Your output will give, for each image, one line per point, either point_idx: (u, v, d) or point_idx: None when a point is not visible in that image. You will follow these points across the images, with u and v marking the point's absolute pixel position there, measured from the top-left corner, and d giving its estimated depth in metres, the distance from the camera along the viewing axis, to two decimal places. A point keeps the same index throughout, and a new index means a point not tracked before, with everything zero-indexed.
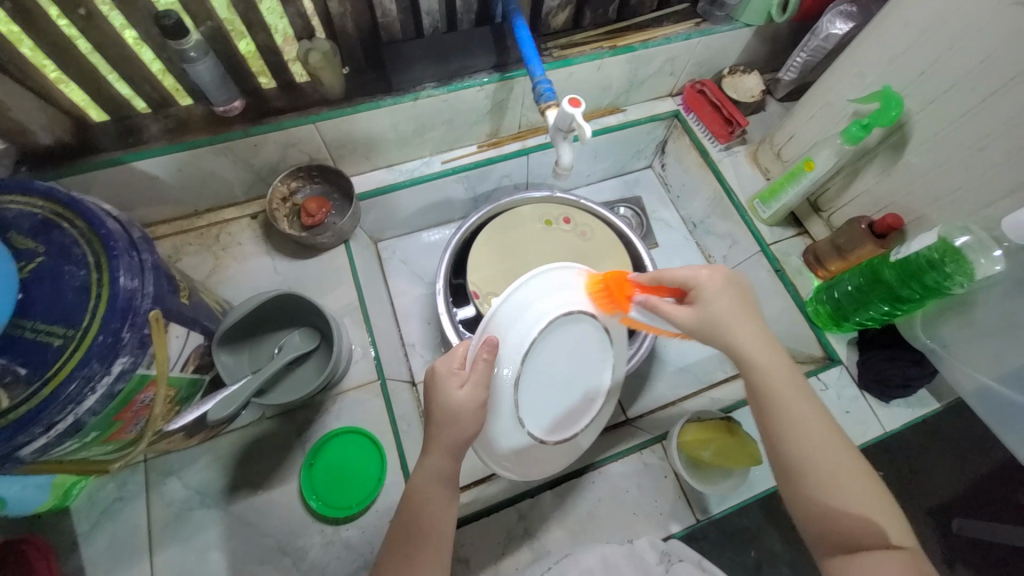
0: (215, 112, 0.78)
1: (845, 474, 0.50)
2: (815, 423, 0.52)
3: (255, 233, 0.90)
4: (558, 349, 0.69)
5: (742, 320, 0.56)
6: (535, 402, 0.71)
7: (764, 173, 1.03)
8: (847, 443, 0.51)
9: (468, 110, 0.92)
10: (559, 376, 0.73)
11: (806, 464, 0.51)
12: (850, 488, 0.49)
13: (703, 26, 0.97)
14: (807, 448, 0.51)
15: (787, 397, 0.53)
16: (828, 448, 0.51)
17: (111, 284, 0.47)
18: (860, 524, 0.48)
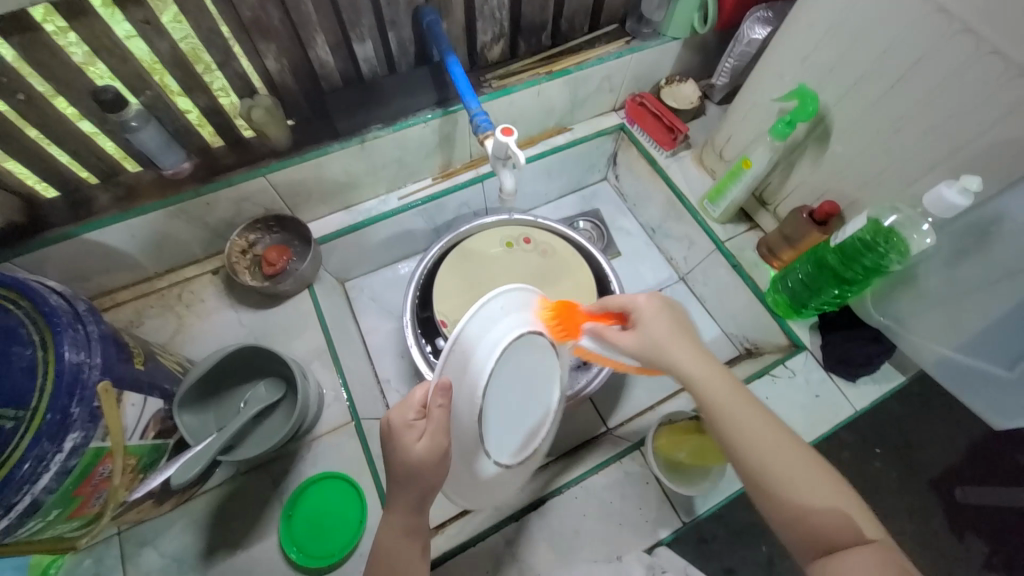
0: (165, 176, 0.80)
1: (803, 474, 0.51)
2: (765, 429, 0.54)
3: (218, 288, 0.91)
4: (518, 373, 0.66)
5: (682, 340, 0.59)
6: (499, 430, 0.68)
7: (711, 174, 1.07)
8: (795, 441, 0.54)
9: (417, 146, 0.94)
10: (520, 400, 0.70)
11: (767, 472, 0.52)
12: (809, 483, 0.51)
13: (633, 43, 1.01)
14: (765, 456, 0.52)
15: (735, 409, 0.55)
16: (779, 452, 0.52)
17: (57, 360, 0.47)
18: (831, 519, 0.49)
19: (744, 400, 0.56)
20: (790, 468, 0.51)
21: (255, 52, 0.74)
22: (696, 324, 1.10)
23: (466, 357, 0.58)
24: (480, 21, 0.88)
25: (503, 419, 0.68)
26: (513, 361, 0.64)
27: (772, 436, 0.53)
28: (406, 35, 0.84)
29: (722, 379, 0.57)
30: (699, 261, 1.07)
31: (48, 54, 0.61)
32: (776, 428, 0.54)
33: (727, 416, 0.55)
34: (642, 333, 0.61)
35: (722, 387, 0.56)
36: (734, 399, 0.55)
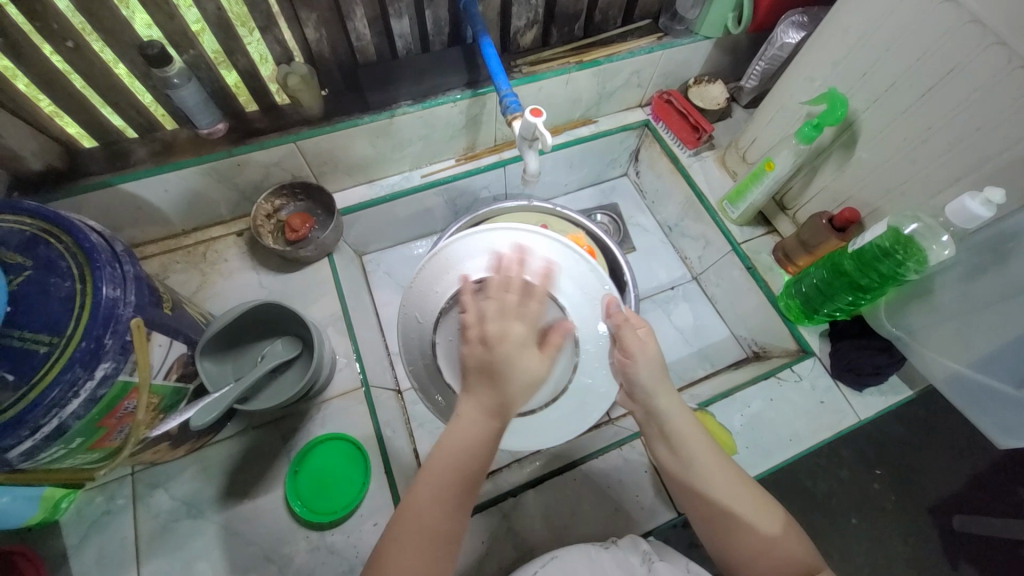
0: (201, 135, 0.82)
1: (740, 500, 0.59)
2: (714, 460, 0.61)
3: (241, 249, 0.93)
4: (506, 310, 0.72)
5: (663, 390, 0.63)
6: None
7: (732, 176, 1.07)
8: (746, 482, 0.61)
9: (444, 125, 0.96)
10: None
11: (704, 493, 0.60)
12: (761, 520, 0.59)
13: (665, 39, 1.02)
14: (708, 485, 0.60)
15: (690, 443, 0.62)
16: (737, 494, 0.60)
17: (96, 293, 0.50)
18: (784, 552, 0.57)
19: (699, 437, 0.62)
20: (747, 506, 0.59)
21: (296, 20, 0.76)
22: (705, 324, 1.10)
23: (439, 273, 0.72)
24: (515, 6, 0.89)
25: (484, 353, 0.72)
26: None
27: (722, 469, 0.61)
28: (443, 15, 0.85)
29: (685, 418, 0.63)
30: (714, 261, 1.08)
31: (97, 2, 0.63)
32: (723, 461, 0.62)
33: (695, 461, 0.61)
34: (642, 365, 0.63)
35: (683, 423, 0.63)
36: (694, 437, 0.62)
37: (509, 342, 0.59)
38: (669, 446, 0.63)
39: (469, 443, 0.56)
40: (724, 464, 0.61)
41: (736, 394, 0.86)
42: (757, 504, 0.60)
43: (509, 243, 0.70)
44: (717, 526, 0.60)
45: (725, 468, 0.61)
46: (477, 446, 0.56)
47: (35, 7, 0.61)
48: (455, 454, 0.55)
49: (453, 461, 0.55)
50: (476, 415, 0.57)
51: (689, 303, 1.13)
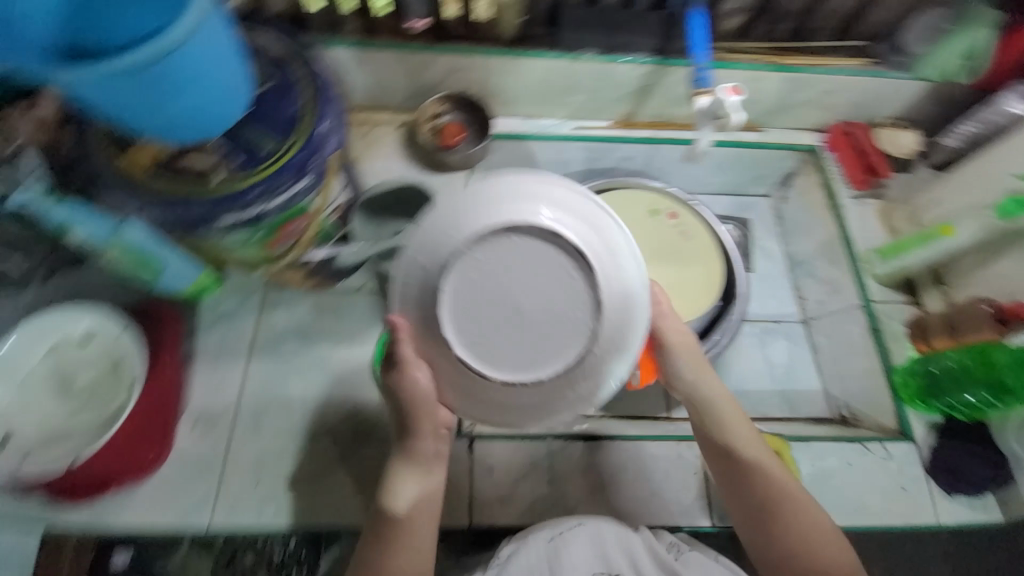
0: (405, 25, 0.90)
1: (801, 508, 0.65)
2: (777, 467, 0.67)
3: (397, 139, 1.01)
4: (524, 271, 0.56)
5: (713, 385, 0.72)
6: (534, 355, 0.55)
7: (890, 231, 1.01)
8: (790, 472, 0.68)
9: (617, 85, 0.97)
10: (544, 315, 0.56)
11: (772, 501, 0.65)
12: (808, 506, 0.65)
13: (873, 67, 0.95)
14: (770, 491, 0.66)
15: (753, 454, 0.68)
16: (785, 480, 0.66)
17: (315, 121, 0.58)
18: (828, 538, 0.64)
19: (762, 449, 0.68)
20: (795, 493, 0.66)
21: None
22: (799, 370, 1.03)
23: (451, 210, 0.57)
24: None
25: (491, 322, 0.56)
26: (513, 250, 0.56)
27: (769, 459, 0.68)
28: None
29: (744, 426, 0.70)
30: (833, 311, 1.01)
31: None
32: (788, 472, 0.67)
33: (744, 447, 0.68)
34: (682, 351, 0.72)
35: (743, 436, 0.69)
36: (764, 453, 0.68)
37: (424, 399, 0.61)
38: (732, 458, 0.68)
39: (422, 506, 0.65)
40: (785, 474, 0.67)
41: (813, 442, 0.82)
42: (818, 516, 0.65)
43: (508, 186, 0.57)
44: (779, 535, 0.65)
45: (788, 477, 0.67)
46: (427, 505, 0.65)
47: None
48: (415, 516, 0.64)
49: (414, 517, 0.64)
50: (422, 475, 0.65)
51: (790, 343, 1.05)
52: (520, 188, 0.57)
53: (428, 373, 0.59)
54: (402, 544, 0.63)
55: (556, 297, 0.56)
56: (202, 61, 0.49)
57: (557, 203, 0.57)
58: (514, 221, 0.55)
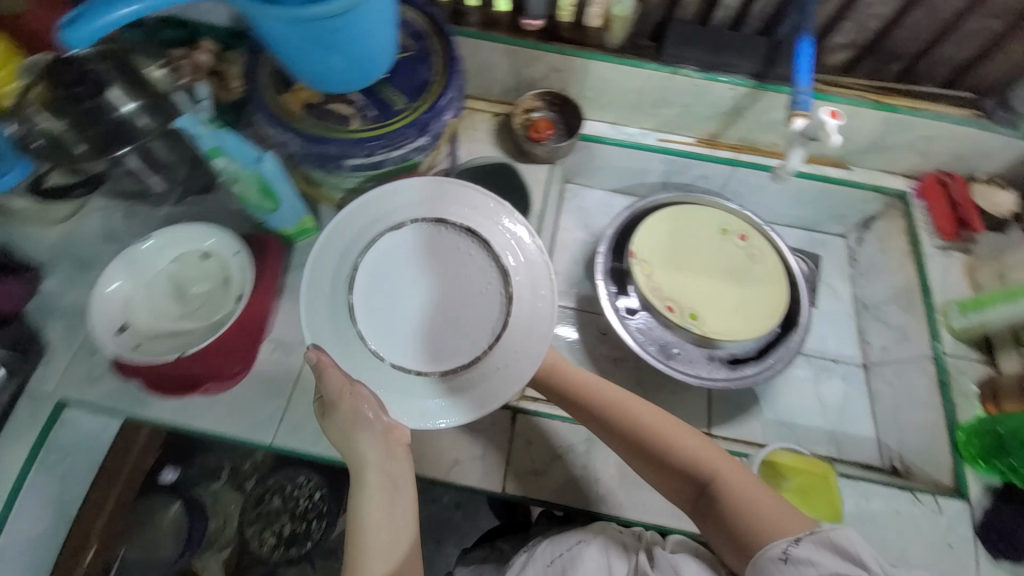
0: (521, 23, 0.97)
1: (721, 472, 0.64)
2: (689, 435, 0.68)
3: (489, 127, 1.09)
4: (406, 265, 0.72)
5: (568, 370, 0.76)
6: (423, 333, 0.70)
7: (973, 288, 0.96)
8: (719, 451, 0.67)
9: (709, 103, 1.00)
10: (425, 304, 0.71)
11: (684, 463, 0.66)
12: (743, 485, 0.62)
13: (980, 119, 0.93)
14: (686, 459, 0.66)
15: (595, 398, 0.73)
16: (707, 457, 0.65)
17: (443, 90, 0.66)
18: (777, 522, 0.58)
19: (643, 406, 0.71)
20: (725, 473, 0.64)
21: None
22: (852, 416, 0.99)
23: (384, 306, 0.71)
24: (845, 23, 0.89)
25: (391, 309, 0.71)
26: (402, 252, 0.72)
27: (690, 439, 0.67)
28: (774, 4, 0.90)
29: (604, 387, 0.74)
30: (899, 359, 0.98)
31: None
32: (677, 422, 0.69)
33: (660, 434, 0.68)
34: (588, 373, 0.76)
35: (611, 391, 0.73)
36: (617, 399, 0.72)
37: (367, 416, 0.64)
38: (632, 432, 0.69)
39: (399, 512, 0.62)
40: (698, 439, 0.68)
41: (860, 482, 0.81)
42: (744, 478, 0.63)
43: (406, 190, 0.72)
44: (709, 504, 0.63)
45: (701, 440, 0.68)
46: (400, 519, 0.61)
47: None
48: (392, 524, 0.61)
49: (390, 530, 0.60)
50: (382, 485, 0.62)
51: (846, 386, 1.02)
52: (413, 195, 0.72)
53: (357, 390, 0.65)
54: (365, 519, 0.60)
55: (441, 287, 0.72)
56: (380, 22, 0.58)
57: (416, 203, 0.73)
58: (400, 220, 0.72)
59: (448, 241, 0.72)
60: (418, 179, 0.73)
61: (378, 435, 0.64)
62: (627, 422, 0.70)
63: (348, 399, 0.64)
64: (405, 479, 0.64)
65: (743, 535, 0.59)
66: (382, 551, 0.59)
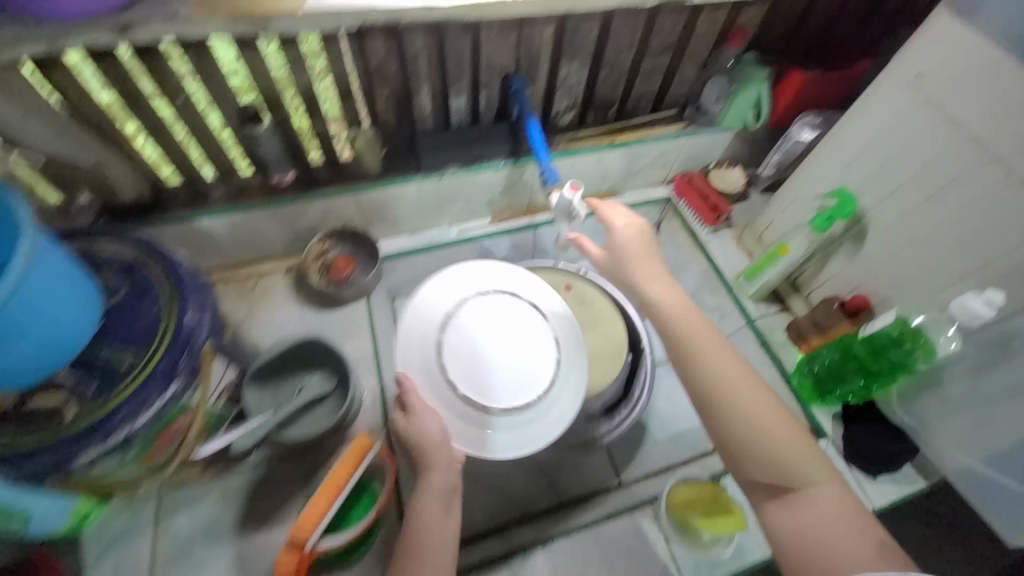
0: (270, 182, 0.92)
1: (784, 438, 0.64)
2: (774, 415, 0.65)
3: (287, 287, 1.01)
4: (473, 329, 0.83)
5: (642, 258, 0.79)
6: (487, 382, 0.80)
7: (748, 255, 1.13)
8: (779, 411, 0.65)
9: (485, 188, 1.05)
10: (496, 345, 0.83)
11: (750, 432, 0.64)
12: (790, 447, 0.63)
13: (689, 128, 1.13)
14: (753, 426, 0.64)
15: (687, 332, 0.71)
16: (762, 415, 0.65)
17: (178, 319, 0.57)
18: (799, 473, 0.62)
19: (739, 374, 0.68)
20: (773, 435, 0.64)
21: (370, 93, 0.87)
22: None
23: (452, 357, 0.81)
24: (558, 93, 1.01)
25: (463, 362, 0.81)
26: (482, 316, 0.84)
27: (748, 392, 0.66)
28: (494, 96, 0.97)
29: (679, 323, 0.72)
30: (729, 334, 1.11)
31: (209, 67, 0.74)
32: (768, 400, 0.66)
33: (714, 372, 0.67)
34: (638, 254, 0.79)
35: (697, 337, 0.71)
36: (719, 367, 0.68)
37: (427, 435, 0.73)
38: (697, 379, 0.68)
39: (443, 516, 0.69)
40: (779, 412, 0.65)
41: None
42: (807, 457, 0.63)
43: (470, 273, 0.87)
44: (768, 469, 0.63)
45: (787, 420, 0.65)
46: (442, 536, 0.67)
47: (159, 70, 0.72)
48: (448, 530, 0.68)
49: (448, 533, 0.68)
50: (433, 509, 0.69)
51: None
52: (481, 272, 0.87)
53: (429, 426, 0.74)
54: (414, 555, 0.65)
55: (512, 338, 0.84)
56: (60, 279, 0.50)
57: (498, 276, 0.88)
58: (458, 293, 0.85)
59: (517, 301, 0.86)
60: (464, 263, 0.87)
61: (443, 467, 0.72)
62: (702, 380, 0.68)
63: (413, 421, 0.74)
64: (454, 531, 0.69)
65: (789, 508, 0.61)
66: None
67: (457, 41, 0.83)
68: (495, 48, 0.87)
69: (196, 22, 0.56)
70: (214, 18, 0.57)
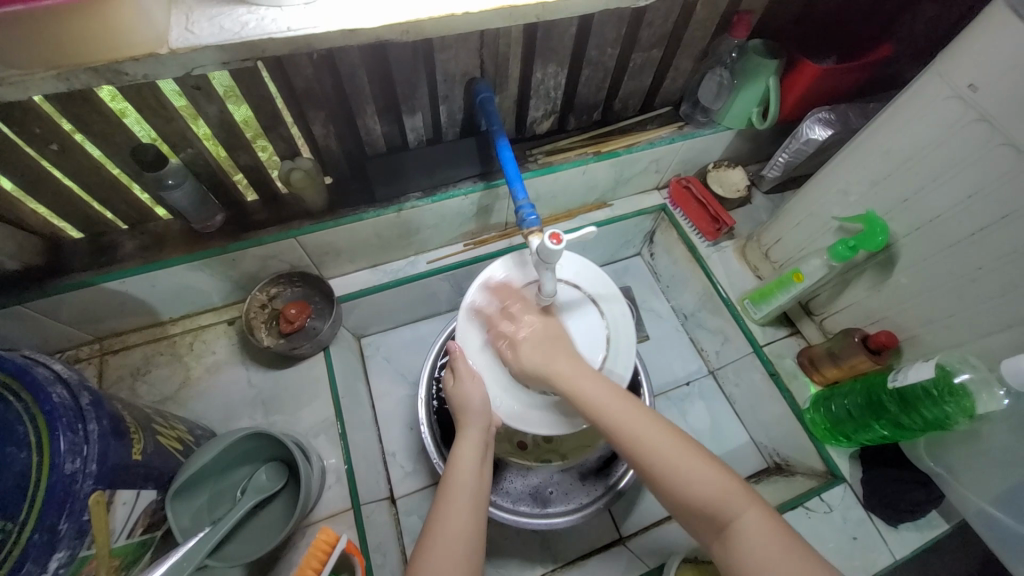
0: (194, 229, 0.77)
1: (694, 474, 0.56)
2: (669, 442, 0.58)
3: (231, 340, 0.89)
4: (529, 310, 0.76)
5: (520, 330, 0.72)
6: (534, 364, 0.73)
7: (753, 271, 1.01)
8: (674, 436, 0.59)
9: (453, 214, 0.91)
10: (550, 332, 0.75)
11: (657, 472, 0.57)
12: (693, 473, 0.56)
13: (685, 129, 0.98)
14: (665, 471, 0.57)
15: (587, 388, 0.64)
16: (657, 445, 0.58)
17: (52, 470, 0.44)
18: (707, 497, 0.54)
19: (637, 413, 0.61)
20: (673, 463, 0.57)
21: (304, 117, 0.71)
22: (723, 427, 1.02)
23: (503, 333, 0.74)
24: (533, 99, 0.85)
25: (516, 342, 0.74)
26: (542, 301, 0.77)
27: (645, 425, 0.60)
28: (457, 109, 0.81)
29: (582, 386, 0.64)
30: (732, 359, 1.01)
31: (89, 108, 0.59)
32: (676, 438, 0.59)
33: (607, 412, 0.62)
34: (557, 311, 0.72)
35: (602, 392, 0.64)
36: (617, 419, 0.61)
37: (475, 402, 0.70)
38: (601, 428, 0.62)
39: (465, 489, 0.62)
40: (684, 447, 0.58)
41: None
42: (724, 487, 0.55)
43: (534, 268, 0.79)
44: (690, 512, 0.55)
45: (691, 450, 0.58)
46: (467, 522, 0.59)
47: (18, 115, 0.56)
48: (462, 520, 0.59)
49: (463, 522, 0.59)
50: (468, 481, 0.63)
51: (705, 401, 1.05)
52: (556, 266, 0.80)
53: (474, 389, 0.70)
54: (446, 502, 0.61)
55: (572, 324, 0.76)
56: None
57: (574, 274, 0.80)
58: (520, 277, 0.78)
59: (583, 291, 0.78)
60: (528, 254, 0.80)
61: (479, 428, 0.68)
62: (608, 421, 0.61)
63: (465, 387, 0.70)
64: (486, 487, 0.65)
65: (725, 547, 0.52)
66: (446, 561, 0.55)
67: (404, 50, 0.67)
68: (453, 54, 0.71)
69: (19, 77, 0.41)
70: (45, 70, 0.41)
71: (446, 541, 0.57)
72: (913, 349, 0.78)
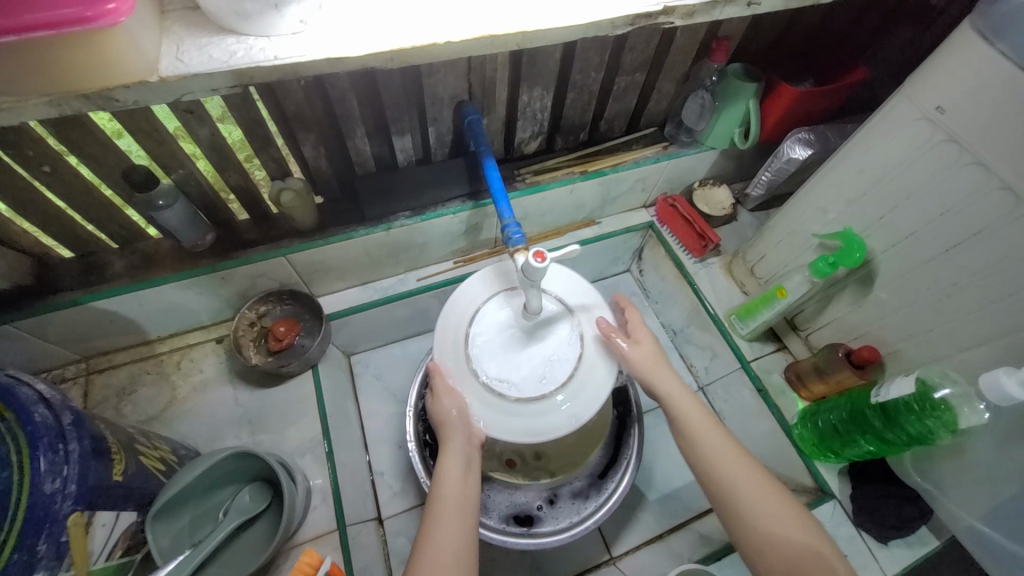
0: (183, 248, 0.78)
1: (790, 527, 0.57)
2: (754, 484, 0.61)
3: (219, 358, 0.89)
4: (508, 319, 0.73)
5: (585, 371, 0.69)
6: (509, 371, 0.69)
7: (740, 287, 1.02)
8: (765, 480, 0.61)
9: (443, 233, 0.93)
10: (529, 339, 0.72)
11: (743, 515, 0.59)
12: (781, 521, 0.58)
13: (670, 149, 1.00)
14: (767, 525, 0.58)
15: (702, 432, 0.65)
16: (750, 486, 0.60)
17: (31, 491, 0.43)
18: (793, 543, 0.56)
19: (737, 458, 0.63)
20: (760, 506, 0.59)
21: (294, 139, 0.73)
22: None
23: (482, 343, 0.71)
24: (520, 121, 0.88)
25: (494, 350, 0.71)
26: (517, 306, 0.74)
27: (735, 471, 0.62)
28: (445, 130, 0.83)
29: (707, 420, 0.66)
30: (721, 375, 1.02)
31: (81, 132, 0.60)
32: (761, 482, 0.61)
33: (700, 454, 0.64)
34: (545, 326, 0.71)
35: (715, 439, 0.64)
36: (717, 452, 0.63)
37: (456, 420, 0.67)
38: (707, 479, 0.62)
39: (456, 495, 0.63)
40: (769, 491, 0.60)
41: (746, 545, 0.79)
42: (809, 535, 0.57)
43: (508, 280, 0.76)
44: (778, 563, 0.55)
45: (776, 494, 0.60)
46: (458, 533, 0.60)
47: (13, 138, 0.58)
48: (452, 528, 0.60)
49: (453, 532, 0.60)
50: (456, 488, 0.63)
51: None
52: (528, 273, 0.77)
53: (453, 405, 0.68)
54: (437, 520, 0.61)
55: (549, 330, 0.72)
56: None
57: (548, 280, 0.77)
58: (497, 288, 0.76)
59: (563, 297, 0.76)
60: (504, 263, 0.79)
61: (462, 441, 0.67)
62: (705, 463, 0.63)
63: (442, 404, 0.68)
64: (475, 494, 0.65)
65: None
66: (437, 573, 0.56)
67: (392, 75, 0.69)
68: (441, 79, 0.73)
69: (11, 104, 0.43)
70: (36, 96, 0.43)
71: (437, 560, 0.57)
72: (896, 364, 0.79)
